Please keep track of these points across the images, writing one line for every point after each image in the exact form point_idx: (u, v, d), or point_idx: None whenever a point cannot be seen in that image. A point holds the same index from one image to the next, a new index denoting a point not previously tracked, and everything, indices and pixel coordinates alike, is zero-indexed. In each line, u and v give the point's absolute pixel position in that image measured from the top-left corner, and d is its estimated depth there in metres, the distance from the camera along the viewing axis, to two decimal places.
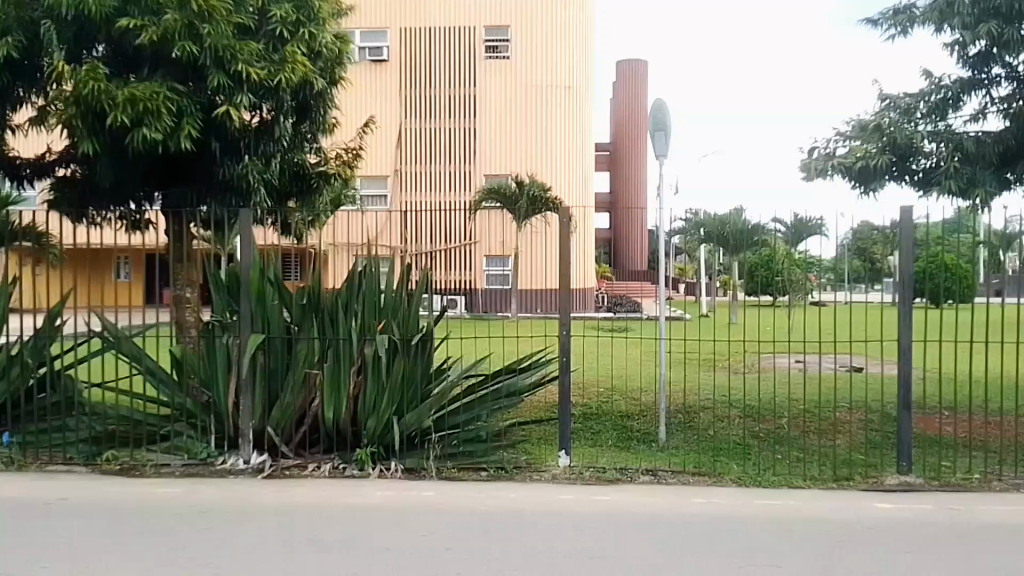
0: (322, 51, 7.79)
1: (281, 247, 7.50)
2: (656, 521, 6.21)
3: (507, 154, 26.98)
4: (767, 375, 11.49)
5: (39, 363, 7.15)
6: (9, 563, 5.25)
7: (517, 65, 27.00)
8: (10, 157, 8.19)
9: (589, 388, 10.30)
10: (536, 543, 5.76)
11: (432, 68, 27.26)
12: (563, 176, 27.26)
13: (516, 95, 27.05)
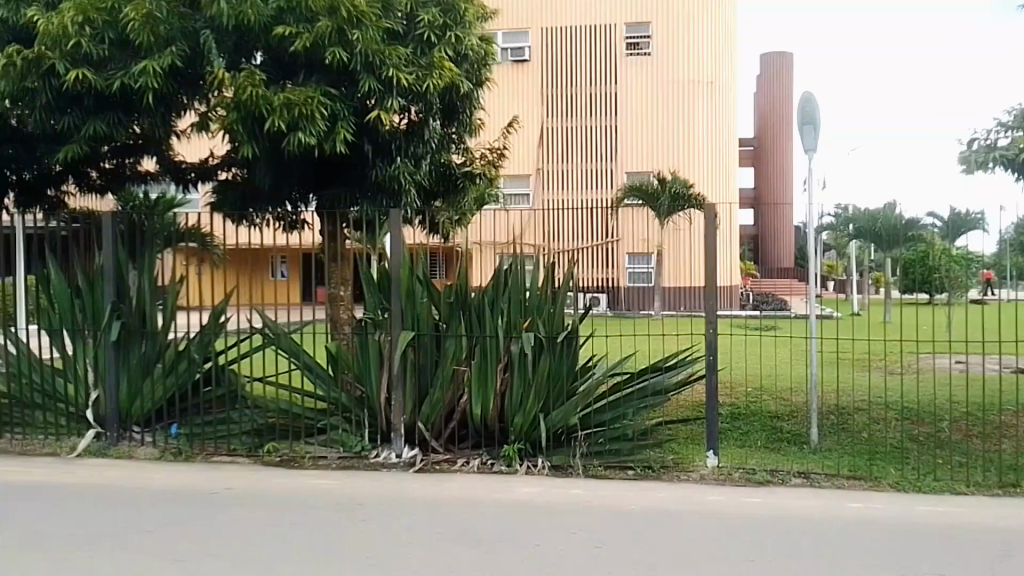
0: (467, 52, 7.84)
1: (429, 246, 7.58)
2: (813, 524, 5.93)
3: (649, 151, 26.31)
4: (925, 377, 11.21)
5: (204, 358, 7.37)
6: (180, 548, 5.41)
7: (657, 61, 26.35)
8: (177, 160, 8.75)
9: (736, 388, 10.22)
10: (688, 542, 5.56)
11: (574, 65, 26.80)
12: (707, 173, 26.34)
13: (618, 94, 26.44)
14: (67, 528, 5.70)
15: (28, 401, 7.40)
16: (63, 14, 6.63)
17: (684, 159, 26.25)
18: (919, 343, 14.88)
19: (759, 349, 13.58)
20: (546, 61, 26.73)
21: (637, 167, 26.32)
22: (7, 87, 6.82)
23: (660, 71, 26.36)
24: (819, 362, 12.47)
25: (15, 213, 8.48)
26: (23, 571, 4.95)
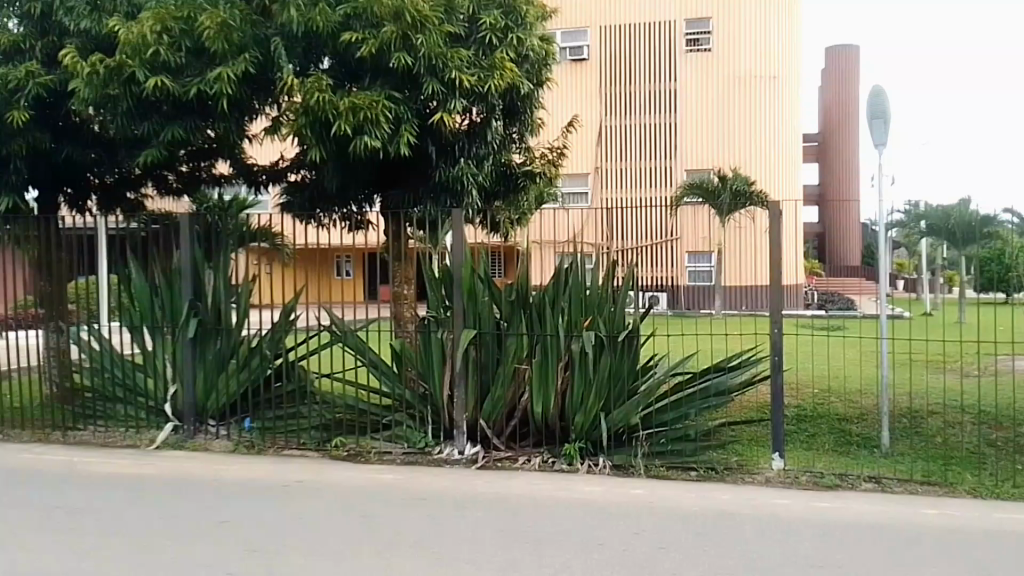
0: (528, 53, 7.91)
1: (490, 245, 7.61)
2: (884, 530, 5.78)
3: (709, 148, 25.92)
4: (1004, 380, 10.79)
5: (275, 354, 7.64)
6: (253, 538, 5.61)
7: (717, 57, 25.98)
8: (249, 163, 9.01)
9: (803, 390, 10.03)
10: (753, 545, 5.49)
11: (632, 62, 26.62)
12: (770, 169, 25.85)
13: (676, 90, 26.17)
14: (150, 517, 5.99)
15: (109, 395, 7.75)
16: (142, 24, 6.89)
17: (743, 157, 25.86)
18: (997, 346, 14.29)
19: (825, 350, 13.28)
20: (597, 59, 26.60)
21: (696, 163, 25.95)
22: (90, 93, 6.98)
23: (719, 66, 25.97)
24: (890, 364, 12.13)
25: (98, 214, 8.95)
26: (112, 558, 5.24)
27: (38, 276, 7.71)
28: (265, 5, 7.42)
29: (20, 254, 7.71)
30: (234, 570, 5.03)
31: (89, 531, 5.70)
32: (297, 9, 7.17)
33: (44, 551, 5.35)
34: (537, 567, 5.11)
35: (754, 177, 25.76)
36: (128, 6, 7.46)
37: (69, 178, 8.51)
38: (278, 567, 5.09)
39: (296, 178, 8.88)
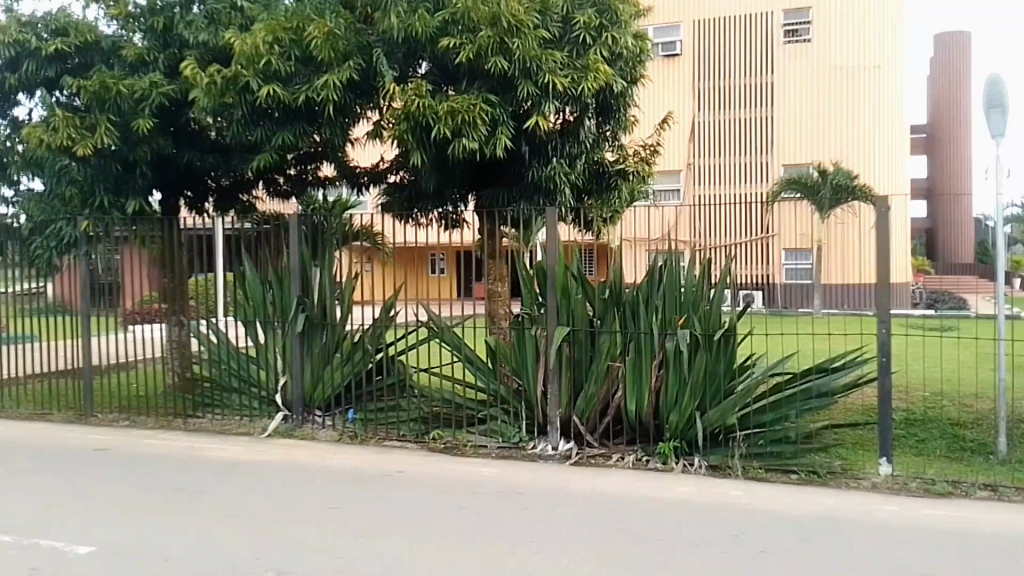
0: (623, 52, 7.87)
1: (583, 243, 7.63)
2: (1002, 541, 5.48)
3: (808, 142, 25.19)
4: None
5: (376, 349, 7.94)
6: (358, 525, 5.86)
7: (818, 48, 25.07)
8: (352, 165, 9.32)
9: (911, 393, 9.62)
10: (860, 552, 5.32)
11: (725, 54, 25.94)
12: (874, 162, 24.95)
13: (773, 83, 25.31)
14: (262, 502, 6.34)
15: (225, 385, 8.24)
16: (255, 35, 7.32)
17: (846, 150, 25.03)
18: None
19: (934, 352, 12.66)
20: (691, 53, 26.10)
21: (793, 159, 25.20)
22: (207, 102, 7.45)
23: (818, 57, 25.06)
24: (1007, 368, 11.45)
25: (215, 214, 9.59)
26: (230, 541, 5.58)
27: (158, 272, 8.25)
28: (367, 13, 7.76)
29: (146, 254, 8.23)
30: (342, 557, 5.26)
31: (208, 515, 6.10)
32: (398, 16, 7.46)
33: (170, 532, 5.76)
34: (636, 565, 5.12)
35: (857, 170, 24.87)
36: (242, 18, 7.93)
37: (188, 183, 9.13)
38: (382, 554, 5.31)
39: (397, 178, 9.05)
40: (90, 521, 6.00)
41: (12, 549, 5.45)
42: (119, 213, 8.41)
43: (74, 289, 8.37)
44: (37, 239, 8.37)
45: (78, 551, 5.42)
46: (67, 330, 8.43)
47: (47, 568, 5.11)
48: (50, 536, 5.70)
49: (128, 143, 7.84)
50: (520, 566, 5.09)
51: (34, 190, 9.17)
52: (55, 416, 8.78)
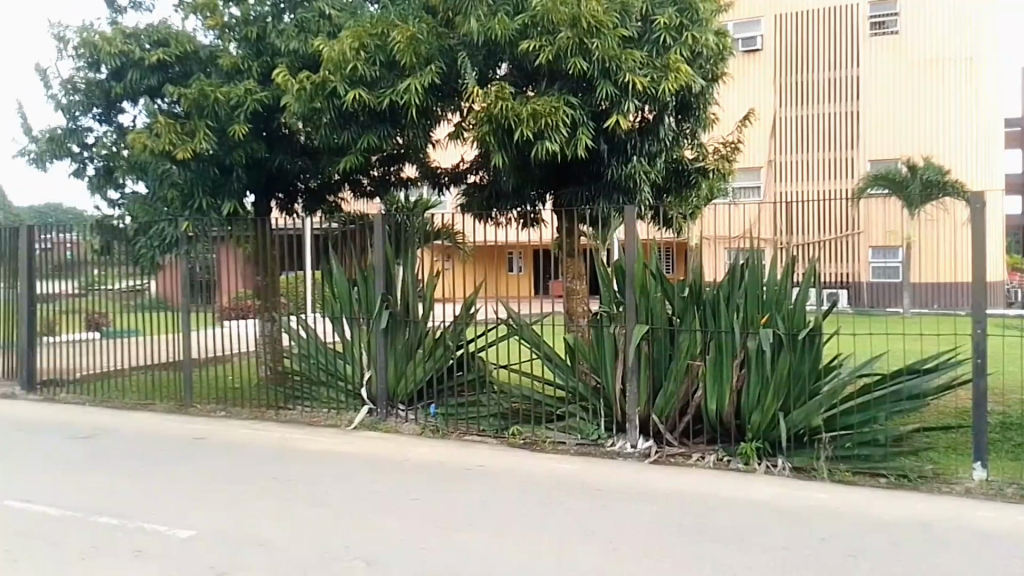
0: (703, 51, 7.84)
1: (663, 240, 7.52)
2: None
3: (893, 137, 24.33)
4: None
5: (457, 346, 8.10)
6: (441, 518, 6.03)
7: (904, 40, 24.17)
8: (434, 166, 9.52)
9: (1008, 398, 9.22)
10: (953, 558, 5.15)
11: (805, 49, 25.29)
12: (964, 157, 23.92)
13: (858, 78, 24.61)
14: (348, 492, 6.59)
15: (314, 379, 8.56)
16: (342, 42, 7.58)
17: (934, 143, 24.05)
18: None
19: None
20: (770, 51, 25.52)
21: (879, 153, 24.39)
22: (299, 107, 7.82)
23: (903, 50, 24.20)
24: None
25: (304, 216, 10.05)
26: (320, 529, 5.83)
27: (252, 271, 8.64)
28: (449, 17, 7.91)
29: (239, 252, 8.64)
30: (427, 548, 5.42)
31: (297, 503, 6.38)
32: (478, 20, 7.59)
33: (263, 520, 6.05)
34: (719, 566, 5.10)
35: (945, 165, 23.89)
36: (329, 25, 8.23)
37: (280, 186, 9.62)
38: (464, 547, 5.44)
39: (477, 178, 9.22)
40: (189, 507, 6.36)
41: (121, 531, 5.83)
42: (216, 214, 8.85)
43: (175, 288, 8.92)
44: (141, 240, 8.95)
45: (179, 535, 5.76)
46: (168, 325, 8.93)
47: (152, 550, 5.45)
48: (153, 519, 6.07)
49: (224, 147, 8.27)
50: (602, 562, 5.14)
51: (139, 194, 9.65)
52: (157, 406, 9.35)
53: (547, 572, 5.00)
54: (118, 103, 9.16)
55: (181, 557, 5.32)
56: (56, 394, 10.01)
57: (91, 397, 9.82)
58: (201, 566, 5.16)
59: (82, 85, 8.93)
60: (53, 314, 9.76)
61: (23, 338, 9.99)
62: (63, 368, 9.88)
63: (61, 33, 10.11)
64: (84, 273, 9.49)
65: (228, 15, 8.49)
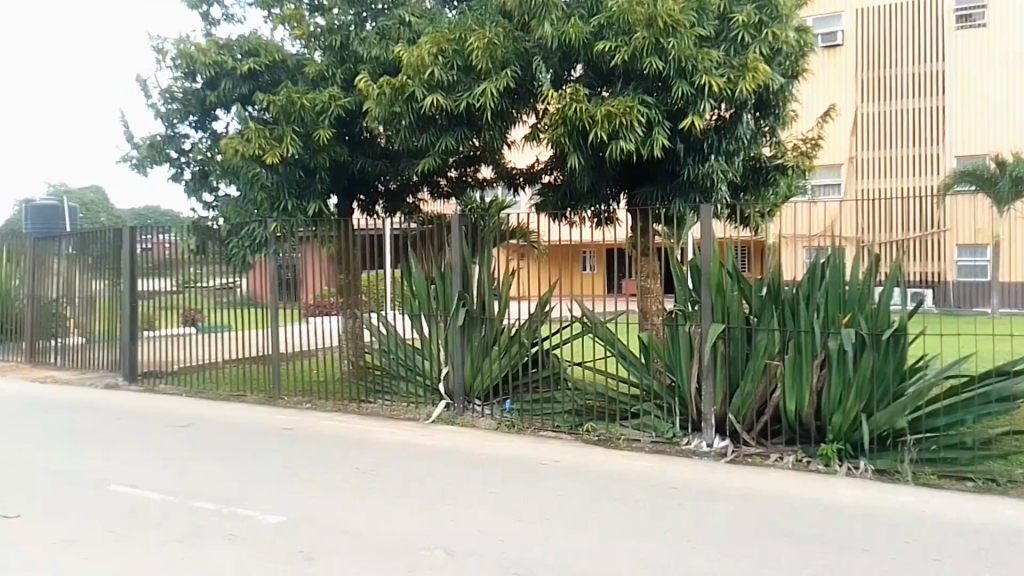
0: (782, 48, 7.77)
1: (739, 239, 7.49)
2: None
3: (980, 132, 23.32)
4: None
5: (532, 342, 8.27)
6: (517, 511, 6.20)
7: (994, 32, 23.12)
8: (510, 167, 9.77)
9: None
10: None
11: (887, 41, 24.40)
12: None
13: (946, 71, 23.58)
14: (428, 484, 6.84)
15: (394, 373, 8.90)
16: (421, 47, 7.80)
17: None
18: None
19: None
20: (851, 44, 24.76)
21: (966, 150, 23.40)
22: (380, 111, 8.13)
23: (991, 41, 23.17)
24: None
25: (384, 216, 10.44)
26: (401, 518, 6.08)
27: (336, 270, 9.01)
28: (524, 20, 8.01)
29: (323, 251, 9.05)
30: (504, 540, 5.60)
31: (379, 494, 6.65)
32: (552, 24, 7.67)
33: (347, 508, 6.33)
34: (798, 565, 5.09)
35: None
36: (409, 32, 8.59)
37: (361, 188, 10.01)
38: (541, 540, 5.59)
39: (551, 178, 9.40)
40: (278, 494, 6.71)
41: (217, 515, 6.21)
42: (302, 215, 9.23)
43: (264, 286, 9.38)
44: (234, 240, 9.42)
45: (271, 520, 6.09)
46: (259, 321, 9.45)
47: (247, 534, 5.79)
48: (245, 505, 6.43)
49: (309, 151, 8.66)
50: (676, 559, 5.21)
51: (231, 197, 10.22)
52: (247, 397, 9.83)
53: (622, 566, 5.10)
54: (212, 111, 9.69)
55: (273, 541, 5.64)
56: (154, 385, 10.67)
57: (186, 389, 10.38)
58: (292, 550, 5.46)
59: (180, 94, 9.52)
60: (152, 310, 10.48)
61: (126, 332, 10.76)
62: (162, 360, 10.58)
63: (159, 44, 10.74)
64: (180, 271, 10.16)
65: (314, 25, 8.94)
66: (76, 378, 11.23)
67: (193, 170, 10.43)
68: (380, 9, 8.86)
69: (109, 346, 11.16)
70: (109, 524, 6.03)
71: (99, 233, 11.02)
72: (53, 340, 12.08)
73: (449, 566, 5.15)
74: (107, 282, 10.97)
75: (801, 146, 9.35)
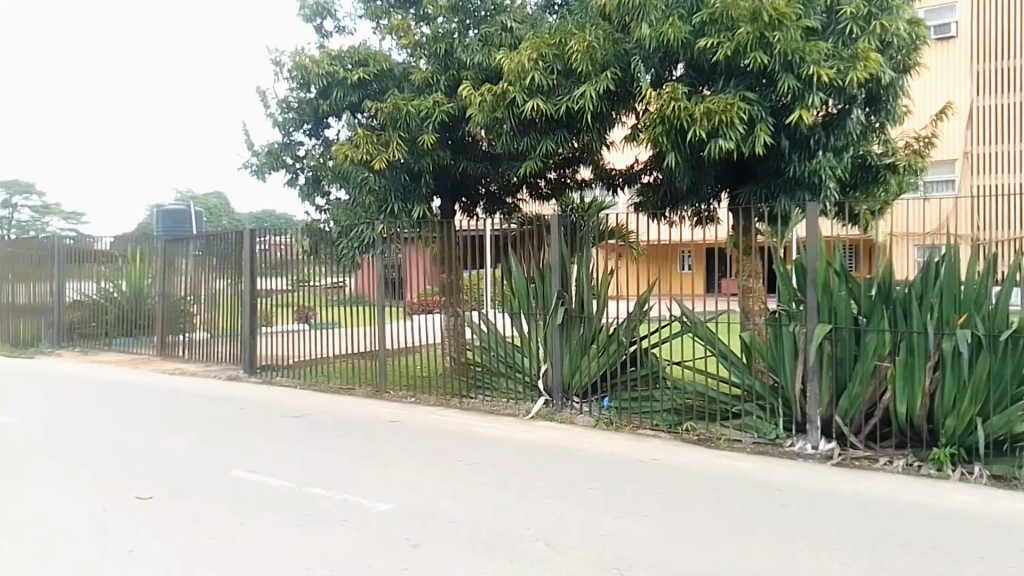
0: (892, 40, 7.73)
1: (848, 237, 7.33)
2: None
3: None
4: None
5: (630, 341, 8.42)
6: (617, 507, 6.31)
7: None
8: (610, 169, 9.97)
9: None
10: None
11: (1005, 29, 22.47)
12: None
13: None
14: (529, 478, 7.03)
15: (494, 370, 9.24)
16: (522, 54, 8.04)
17: None
18: None
19: None
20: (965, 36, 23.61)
21: None
22: (482, 117, 8.43)
23: None
24: None
25: (484, 216, 10.97)
26: (503, 510, 6.29)
27: (439, 270, 9.48)
28: (624, 22, 8.03)
29: (426, 251, 9.55)
30: (604, 535, 5.70)
31: (481, 486, 6.88)
32: (651, 25, 7.67)
33: (450, 498, 6.59)
34: (910, 569, 4.97)
35: None
36: (510, 38, 8.94)
37: (464, 190, 10.57)
38: (643, 537, 5.66)
39: (651, 178, 9.54)
40: (385, 483, 7.04)
41: (329, 501, 6.57)
42: (408, 217, 9.78)
43: (371, 283, 9.95)
44: (343, 240, 10.01)
45: (379, 508, 6.40)
46: (366, 318, 9.99)
47: (358, 520, 6.12)
48: (355, 492, 6.79)
49: (414, 155, 9.25)
50: (780, 559, 5.19)
51: (342, 199, 10.92)
52: (356, 391, 10.38)
53: (723, 565, 5.11)
54: (324, 119, 10.53)
55: (382, 527, 5.94)
56: (272, 378, 11.37)
57: (300, 381, 11.08)
58: (401, 536, 5.73)
59: (296, 104, 10.39)
60: (269, 307, 11.19)
61: (246, 327, 11.53)
62: (278, 355, 11.27)
63: (278, 57, 11.55)
64: (294, 270, 10.79)
65: (419, 35, 9.48)
66: (202, 370, 12.07)
67: (307, 175, 11.31)
68: (483, 16, 9.31)
69: (231, 341, 11.97)
70: (233, 507, 6.47)
71: (223, 235, 11.86)
72: (181, 335, 13.03)
73: (550, 557, 5.30)
74: (230, 281, 11.76)
75: (913, 144, 9.45)
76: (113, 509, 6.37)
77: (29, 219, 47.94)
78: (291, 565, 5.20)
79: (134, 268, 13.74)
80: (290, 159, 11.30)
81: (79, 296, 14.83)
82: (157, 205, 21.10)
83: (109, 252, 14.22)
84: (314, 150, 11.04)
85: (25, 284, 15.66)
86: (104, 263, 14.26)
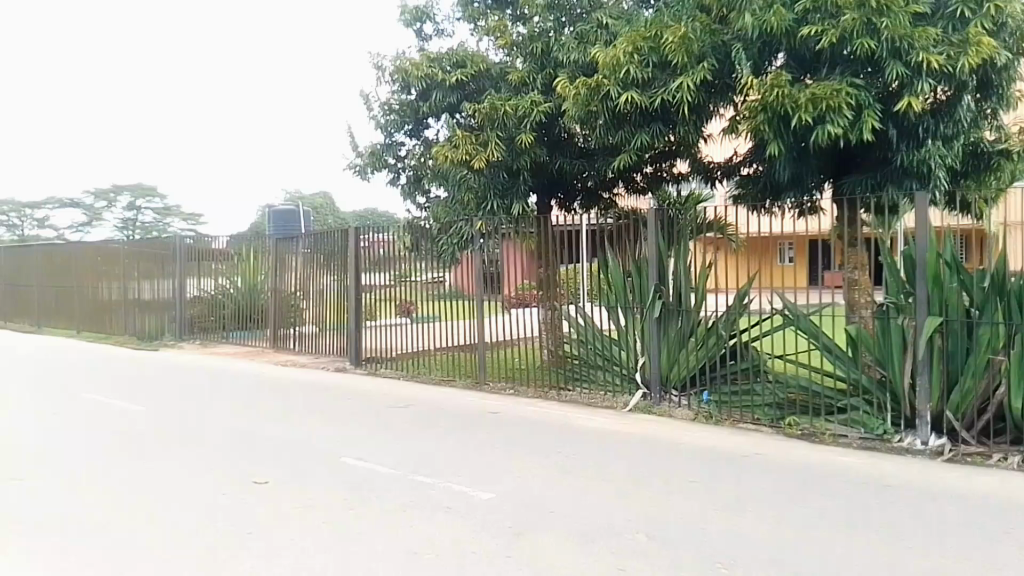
0: (1007, 22, 7.42)
1: (959, 227, 7.14)
2: None
3: None
4: None
5: (730, 334, 8.40)
6: (720, 500, 6.33)
7: None
8: (708, 162, 10.09)
9: None
10: None
11: None
12: None
13: None
14: (630, 470, 7.14)
15: (592, 362, 9.47)
16: (618, 48, 8.10)
17: None
18: None
19: None
20: None
21: None
22: (577, 111, 8.64)
23: None
24: None
25: (580, 211, 11.34)
26: (604, 501, 6.41)
27: (535, 264, 9.81)
28: (723, 13, 8.03)
29: (522, 244, 9.90)
30: (707, 528, 5.73)
31: (581, 477, 7.01)
32: (753, 14, 7.57)
33: (552, 489, 6.74)
34: None
35: None
36: (606, 33, 9.19)
37: (560, 187, 11.06)
38: (746, 531, 5.65)
39: (749, 170, 9.55)
40: (488, 472, 7.26)
41: (434, 489, 6.82)
42: (506, 213, 10.29)
43: (471, 278, 10.32)
44: (444, 237, 10.57)
45: (481, 497, 6.60)
46: (467, 311, 10.40)
47: (461, 508, 6.34)
48: (459, 481, 7.03)
49: (513, 154, 9.82)
50: (888, 556, 5.09)
51: (441, 197, 11.57)
52: (457, 383, 10.77)
53: (829, 560, 5.07)
54: (424, 120, 11.24)
55: (486, 516, 6.14)
56: (376, 370, 11.89)
57: (404, 373, 11.54)
58: (504, 525, 5.91)
59: (397, 106, 11.17)
60: (373, 302, 11.78)
61: (353, 320, 12.14)
62: (383, 348, 11.77)
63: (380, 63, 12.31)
64: (395, 267, 11.38)
65: (516, 34, 10.03)
66: (311, 362, 12.72)
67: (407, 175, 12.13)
68: (578, 14, 9.70)
69: (339, 334, 12.59)
70: (343, 492, 6.81)
71: (330, 233, 12.48)
72: (291, 329, 13.73)
73: (652, 549, 5.36)
74: (337, 278, 12.36)
75: None
76: (234, 492, 6.81)
77: (148, 219, 50.89)
78: (400, 550, 5.44)
79: (248, 266, 14.55)
80: (392, 159, 12.04)
81: (198, 292, 15.81)
82: (270, 207, 22.11)
83: (224, 252, 15.08)
84: (415, 150, 11.78)
85: (151, 282, 16.74)
86: (220, 261, 15.14)
